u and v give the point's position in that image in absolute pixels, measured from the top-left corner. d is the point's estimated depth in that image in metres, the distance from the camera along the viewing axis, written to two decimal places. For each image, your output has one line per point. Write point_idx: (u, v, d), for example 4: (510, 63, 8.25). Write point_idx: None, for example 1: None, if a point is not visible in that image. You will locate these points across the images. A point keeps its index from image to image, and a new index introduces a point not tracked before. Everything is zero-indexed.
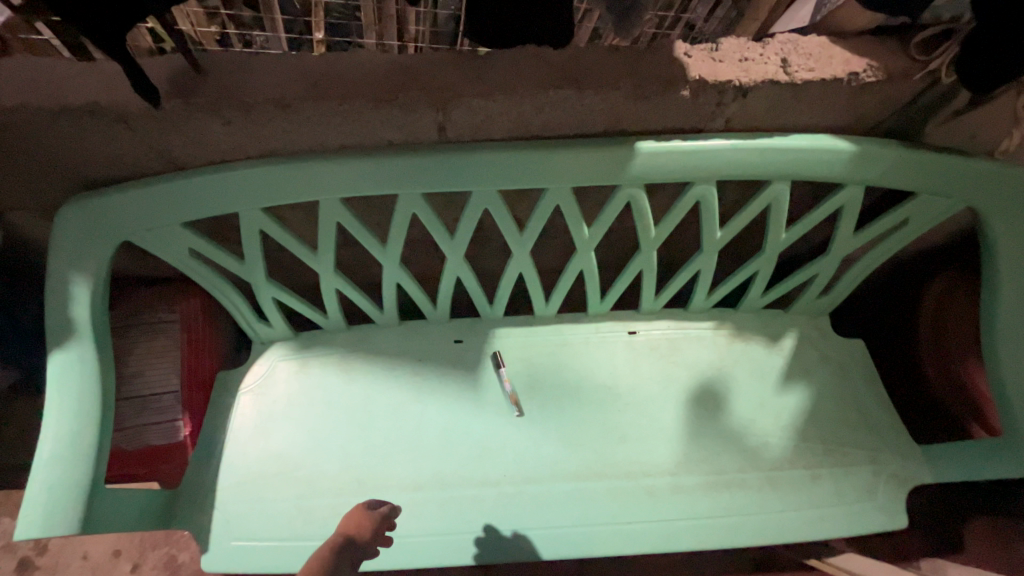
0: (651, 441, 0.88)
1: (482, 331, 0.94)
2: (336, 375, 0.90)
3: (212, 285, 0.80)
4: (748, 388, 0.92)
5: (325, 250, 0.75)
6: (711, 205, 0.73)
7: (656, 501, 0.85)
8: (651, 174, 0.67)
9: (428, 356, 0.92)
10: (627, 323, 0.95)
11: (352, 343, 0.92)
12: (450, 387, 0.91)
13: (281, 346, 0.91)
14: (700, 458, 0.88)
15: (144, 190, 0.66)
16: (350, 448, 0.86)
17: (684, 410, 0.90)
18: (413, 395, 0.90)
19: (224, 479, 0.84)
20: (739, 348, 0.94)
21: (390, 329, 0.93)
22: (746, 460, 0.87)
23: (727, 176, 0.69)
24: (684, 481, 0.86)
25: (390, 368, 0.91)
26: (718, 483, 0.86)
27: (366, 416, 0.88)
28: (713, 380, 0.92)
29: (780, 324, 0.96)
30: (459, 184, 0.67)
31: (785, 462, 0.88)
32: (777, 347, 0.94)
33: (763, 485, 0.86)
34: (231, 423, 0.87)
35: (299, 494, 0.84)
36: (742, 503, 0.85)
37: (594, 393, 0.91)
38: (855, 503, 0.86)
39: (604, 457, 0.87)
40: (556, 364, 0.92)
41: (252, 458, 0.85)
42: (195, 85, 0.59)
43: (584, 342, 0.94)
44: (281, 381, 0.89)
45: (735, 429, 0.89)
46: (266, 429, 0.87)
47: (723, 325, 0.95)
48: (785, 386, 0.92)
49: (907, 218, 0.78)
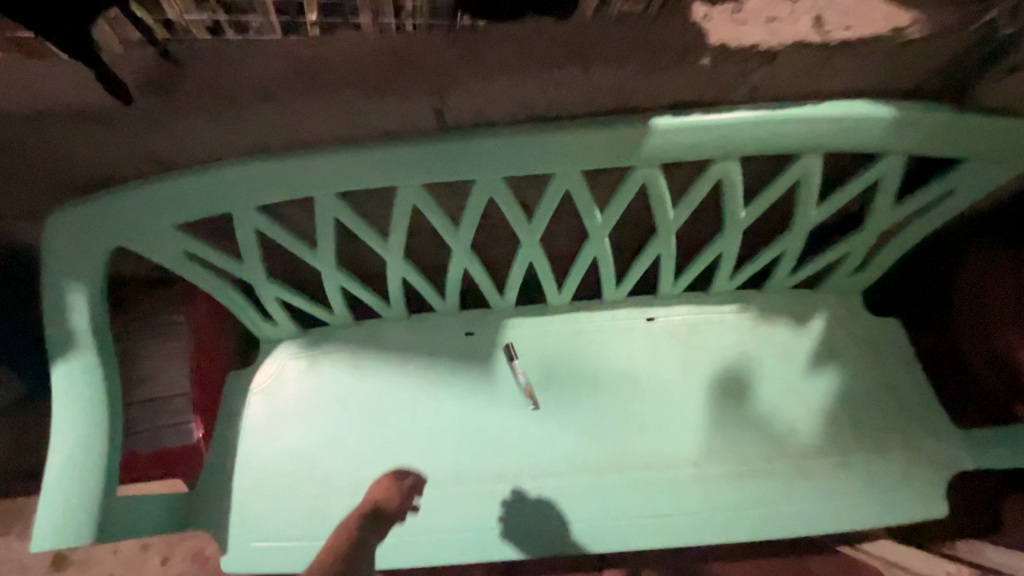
0: (673, 432, 0.85)
1: (493, 322, 0.91)
2: (348, 372, 0.89)
3: (212, 288, 0.77)
4: (775, 372, 0.87)
5: (324, 247, 0.71)
6: (735, 184, 0.67)
7: (679, 493, 0.82)
8: (667, 152, 0.62)
9: (439, 350, 0.90)
10: (645, 309, 0.91)
11: (361, 338, 0.90)
12: (463, 381, 0.89)
13: (291, 343, 0.91)
14: (724, 447, 0.84)
15: (133, 194, 0.63)
16: (364, 445, 0.86)
17: (707, 398, 0.86)
18: (426, 390, 0.88)
19: (240, 480, 0.84)
20: (764, 331, 0.89)
21: (401, 323, 0.91)
22: (774, 449, 0.83)
23: (754, 150, 0.63)
24: (708, 472, 0.83)
25: (402, 364, 0.89)
26: (744, 473, 0.82)
27: (380, 413, 0.87)
28: (736, 366, 0.88)
29: (809, 304, 0.90)
30: (460, 172, 0.62)
31: (814, 450, 0.83)
32: (805, 329, 0.89)
33: (792, 475, 0.82)
34: (244, 424, 0.87)
35: (315, 493, 0.83)
36: (768, 493, 0.81)
37: (611, 383, 0.88)
38: (890, 491, 0.81)
39: (623, 449, 0.84)
40: (572, 354, 0.89)
41: (267, 457, 0.85)
42: (170, 80, 0.55)
43: (599, 330, 0.90)
44: (294, 379, 0.89)
45: (761, 417, 0.85)
46: (279, 429, 0.87)
47: (747, 307, 0.90)
48: (815, 370, 0.87)
49: (952, 188, 0.71)
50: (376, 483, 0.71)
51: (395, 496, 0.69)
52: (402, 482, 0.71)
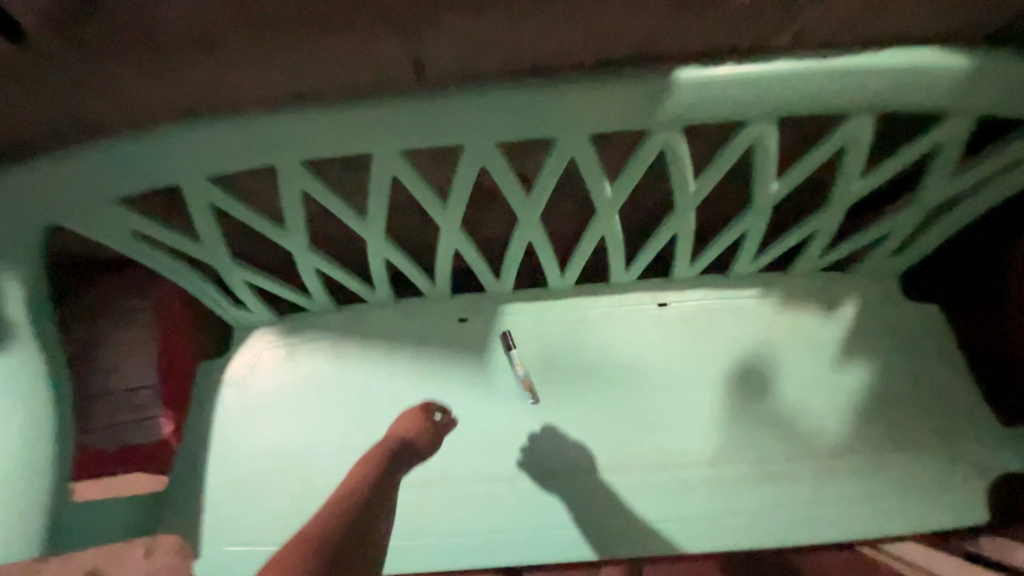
0: (686, 430, 0.77)
1: (488, 309, 0.82)
2: (330, 362, 0.82)
3: (172, 272, 0.69)
4: (798, 364, 0.79)
5: (292, 224, 0.63)
6: (769, 152, 0.57)
7: (692, 496, 0.75)
8: (692, 113, 0.52)
9: (430, 339, 0.82)
10: (657, 294, 0.82)
11: (343, 326, 0.82)
12: (456, 372, 0.81)
13: (266, 331, 0.82)
14: (742, 447, 0.76)
15: (56, 162, 0.53)
16: (348, 443, 0.79)
17: (724, 393, 0.79)
18: (415, 382, 0.81)
19: (214, 479, 0.77)
20: (788, 319, 0.81)
21: (387, 309, 0.83)
22: (796, 449, 0.76)
23: (795, 111, 0.53)
24: (724, 474, 0.75)
25: (389, 354, 0.82)
26: (764, 475, 0.75)
27: (365, 408, 0.80)
28: (757, 358, 0.80)
29: (839, 290, 0.81)
30: (446, 138, 0.53)
31: (841, 450, 0.76)
32: (833, 317, 0.81)
33: (816, 477, 0.75)
34: (218, 419, 0.80)
35: (295, 494, 0.77)
36: (790, 497, 0.74)
37: (618, 375, 0.80)
38: (924, 496, 0.74)
39: (631, 448, 0.77)
40: (576, 344, 0.81)
41: (243, 455, 0.78)
42: (73, 16, 0.43)
43: (606, 317, 0.82)
44: (272, 370, 0.81)
45: (784, 414, 0.77)
46: (256, 424, 0.80)
47: (769, 292, 0.82)
48: (843, 362, 0.79)
49: (1018, 158, 0.61)
50: (399, 418, 0.71)
51: (425, 431, 0.69)
52: (429, 418, 0.71)
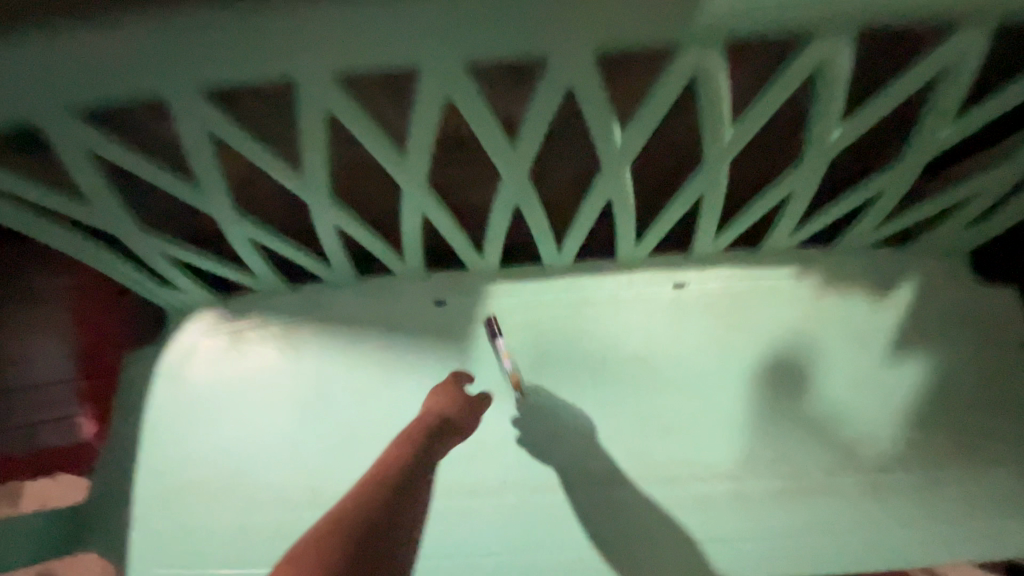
0: (706, 435, 0.65)
1: (470, 289, 0.69)
2: (282, 352, 0.69)
3: (68, 243, 0.55)
4: (842, 358, 0.66)
5: (204, 179, 0.48)
6: (838, 79, 0.42)
7: (713, 516, 0.62)
8: (741, 19, 0.37)
9: (400, 325, 0.69)
10: (673, 273, 0.68)
11: (297, 310, 0.69)
12: (431, 365, 0.68)
13: (205, 315, 0.69)
14: (773, 456, 0.64)
15: None
16: (303, 447, 0.66)
17: (751, 392, 0.66)
18: (382, 376, 0.68)
19: (144, 489, 0.65)
20: (831, 304, 0.67)
21: (349, 289, 0.69)
22: (838, 459, 0.63)
23: (884, 16, 0.38)
24: (751, 489, 0.63)
25: (351, 343, 0.69)
26: (800, 491, 0.62)
27: (323, 406, 0.67)
28: (792, 350, 0.66)
29: (894, 269, 0.67)
30: (395, 55, 0.38)
31: (892, 461, 0.63)
32: (885, 301, 0.67)
33: (862, 494, 0.62)
34: (148, 418, 0.67)
35: (239, 508, 0.65)
36: (832, 517, 0.61)
37: (624, 369, 0.67)
38: (993, 517, 0.61)
39: (640, 457, 0.64)
40: (574, 332, 0.68)
41: (179, 461, 0.66)
42: None
43: (610, 300, 0.68)
44: (212, 360, 0.69)
45: (823, 417, 0.64)
46: (194, 425, 0.67)
47: (809, 271, 0.67)
48: (896, 355, 0.66)
49: None
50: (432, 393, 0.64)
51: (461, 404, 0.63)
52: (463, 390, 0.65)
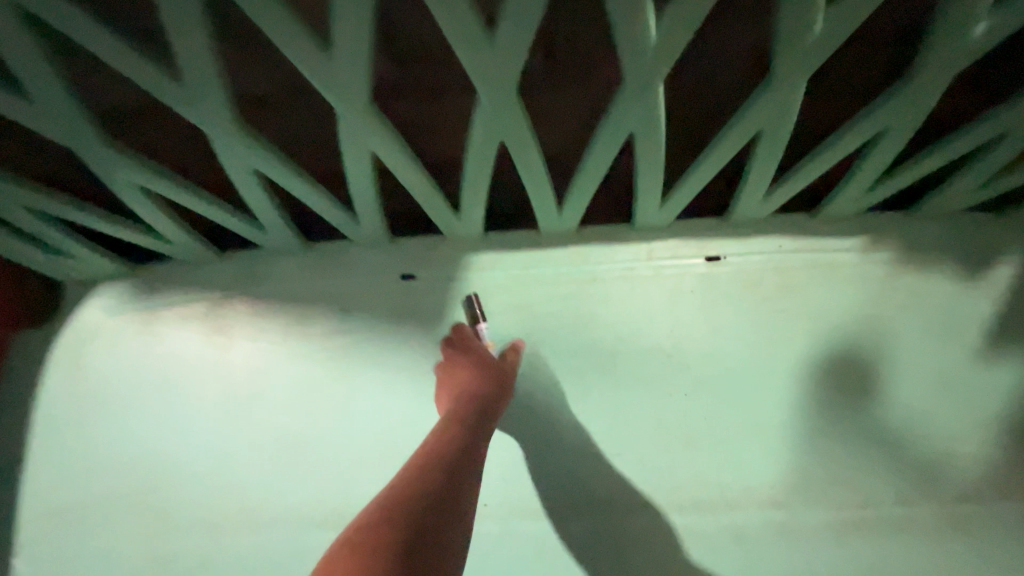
0: (744, 451, 0.51)
1: (445, 261, 0.54)
2: (209, 337, 0.54)
3: None
4: (920, 355, 0.52)
5: (40, 88, 0.33)
6: None
7: (752, 555, 0.48)
8: None
9: (357, 305, 0.54)
10: (706, 243, 0.53)
11: (228, 284, 0.54)
12: (394, 356, 0.54)
13: (113, 289, 0.55)
14: (829, 479, 0.50)
15: None
16: (233, 458, 0.52)
17: (802, 396, 0.52)
18: (334, 370, 0.54)
19: (34, 507, 0.52)
20: (909, 286, 0.52)
21: (293, 260, 0.54)
22: (912, 483, 0.49)
23: None
24: (800, 520, 0.49)
25: (296, 327, 0.55)
26: (862, 524, 0.49)
27: (259, 406, 0.53)
28: (856, 343, 0.52)
29: (992, 242, 0.52)
30: None
31: (984, 488, 0.49)
32: (979, 283, 0.52)
33: (945, 530, 0.48)
34: (40, 418, 0.54)
35: (153, 532, 0.51)
36: (904, 558, 0.48)
37: (641, 364, 0.53)
38: None
39: (659, 477, 0.50)
40: (578, 318, 0.53)
41: (77, 473, 0.52)
42: None
43: (625, 277, 0.54)
44: (121, 346, 0.54)
45: (894, 430, 0.50)
46: (98, 429, 0.53)
47: (882, 243, 0.52)
48: (991, 353, 0.51)
49: None
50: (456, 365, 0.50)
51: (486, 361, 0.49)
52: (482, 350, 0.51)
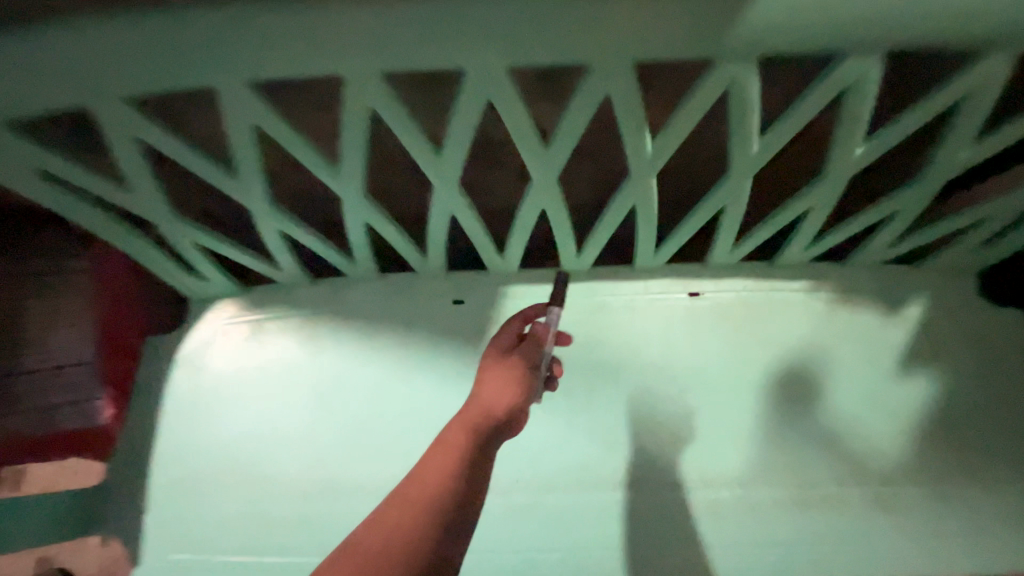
0: (716, 443, 0.66)
1: (488, 289, 0.70)
2: (300, 344, 0.70)
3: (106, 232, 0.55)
4: (851, 372, 0.67)
5: (241, 171, 0.49)
6: (867, 95, 0.43)
7: (722, 524, 0.62)
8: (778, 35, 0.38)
9: (417, 322, 0.70)
10: (688, 282, 0.70)
11: (318, 302, 0.70)
12: (445, 363, 0.69)
13: (228, 304, 0.70)
14: (783, 466, 0.64)
15: None
16: (317, 439, 0.67)
17: (762, 402, 0.67)
18: (397, 372, 0.69)
19: (160, 476, 0.66)
20: (843, 318, 0.68)
21: (370, 285, 0.70)
22: (845, 471, 0.64)
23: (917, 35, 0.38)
24: (760, 498, 0.63)
25: (369, 338, 0.70)
26: (807, 502, 0.63)
27: (339, 399, 0.68)
28: (803, 362, 0.68)
29: (904, 287, 0.69)
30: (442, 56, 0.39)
31: (900, 476, 0.64)
32: (896, 318, 0.68)
33: (870, 507, 0.63)
34: (166, 406, 0.68)
35: (253, 497, 0.65)
36: (839, 529, 0.62)
37: (638, 374, 0.68)
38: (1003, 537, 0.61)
39: (650, 461, 0.65)
40: (590, 336, 0.69)
41: (193, 450, 0.67)
42: None
43: (627, 306, 0.69)
44: (232, 350, 0.69)
45: (832, 430, 0.65)
46: (212, 415, 0.68)
47: (822, 285, 0.69)
48: (906, 372, 0.67)
49: None
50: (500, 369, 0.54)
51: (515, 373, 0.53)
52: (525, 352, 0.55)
